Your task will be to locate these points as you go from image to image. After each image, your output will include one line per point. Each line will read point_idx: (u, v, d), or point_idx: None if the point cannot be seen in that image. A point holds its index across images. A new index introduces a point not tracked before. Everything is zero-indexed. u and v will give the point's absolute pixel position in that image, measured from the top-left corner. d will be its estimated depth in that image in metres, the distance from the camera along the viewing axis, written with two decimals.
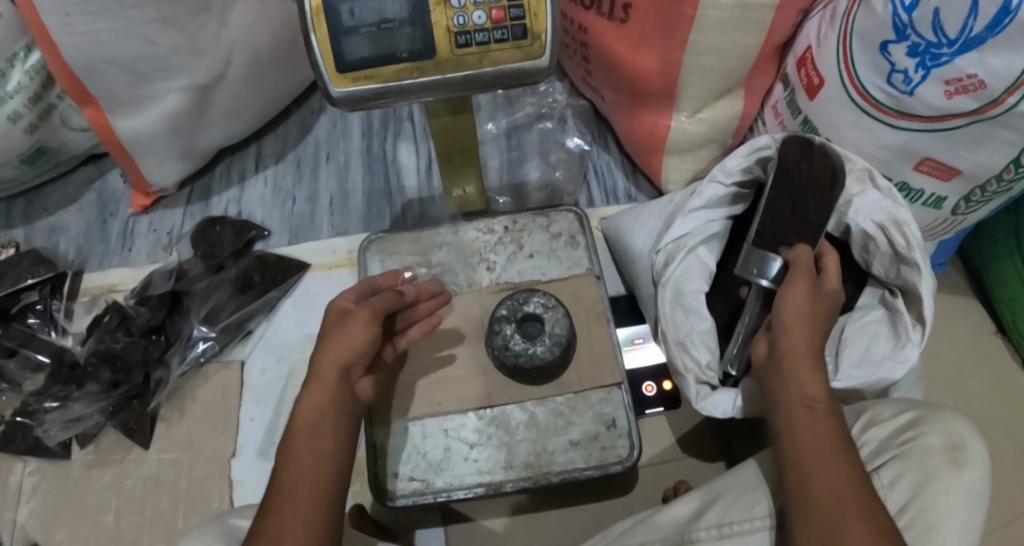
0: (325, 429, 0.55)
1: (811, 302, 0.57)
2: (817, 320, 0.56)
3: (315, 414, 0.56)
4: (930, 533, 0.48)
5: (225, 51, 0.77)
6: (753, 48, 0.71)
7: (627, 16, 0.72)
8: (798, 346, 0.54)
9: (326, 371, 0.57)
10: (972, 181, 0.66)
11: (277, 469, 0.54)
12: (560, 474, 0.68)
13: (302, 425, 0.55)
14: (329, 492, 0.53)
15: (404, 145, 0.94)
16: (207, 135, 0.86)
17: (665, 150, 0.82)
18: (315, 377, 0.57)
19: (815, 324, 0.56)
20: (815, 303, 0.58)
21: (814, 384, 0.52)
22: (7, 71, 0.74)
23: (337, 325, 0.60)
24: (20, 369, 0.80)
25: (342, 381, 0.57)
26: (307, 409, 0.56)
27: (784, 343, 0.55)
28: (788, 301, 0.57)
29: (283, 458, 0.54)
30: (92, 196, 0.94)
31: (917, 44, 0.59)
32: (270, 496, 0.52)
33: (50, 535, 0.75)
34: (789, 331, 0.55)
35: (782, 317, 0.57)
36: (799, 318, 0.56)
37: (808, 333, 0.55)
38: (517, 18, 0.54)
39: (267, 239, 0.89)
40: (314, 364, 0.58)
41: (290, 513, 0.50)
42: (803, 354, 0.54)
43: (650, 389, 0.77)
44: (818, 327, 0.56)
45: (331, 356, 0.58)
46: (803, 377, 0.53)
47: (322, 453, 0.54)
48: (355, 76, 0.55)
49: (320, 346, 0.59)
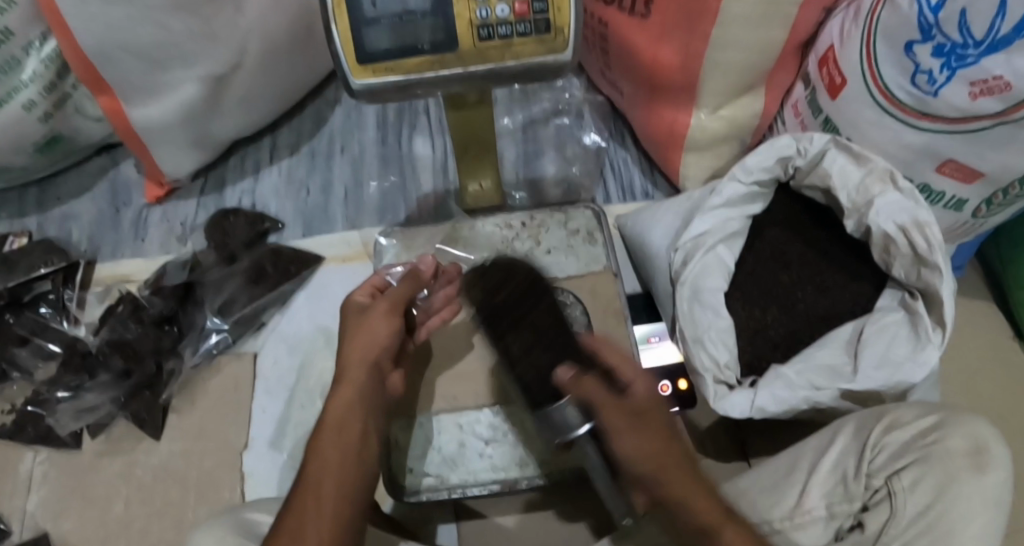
0: (353, 426, 0.56)
1: (637, 425, 0.48)
2: (659, 436, 0.49)
3: (344, 411, 0.57)
4: (948, 537, 0.49)
5: (242, 39, 0.77)
6: (775, 44, 0.71)
7: (648, 11, 0.72)
8: (669, 481, 0.48)
9: (354, 370, 0.58)
10: (994, 183, 0.66)
11: (302, 465, 0.54)
12: (575, 470, 0.67)
13: (332, 421, 0.56)
14: (354, 489, 0.53)
15: (419, 138, 0.93)
16: (221, 124, 0.86)
17: (683, 147, 0.81)
18: (346, 369, 0.59)
19: (660, 443, 0.49)
20: (643, 422, 0.49)
21: (704, 513, 0.48)
22: (22, 59, 0.74)
23: (360, 320, 0.61)
24: (31, 357, 0.79)
25: (373, 376, 0.59)
26: (337, 405, 0.57)
27: (655, 485, 0.49)
28: (623, 444, 0.48)
29: (309, 454, 0.55)
30: (105, 184, 0.93)
31: (942, 44, 0.59)
32: (295, 489, 0.53)
33: (59, 524, 0.75)
34: (648, 473, 0.48)
35: (632, 464, 0.49)
36: (646, 455, 0.48)
37: (665, 461, 0.49)
38: (540, 11, 0.53)
39: (282, 231, 0.88)
40: (340, 364, 0.59)
41: (315, 507, 0.50)
42: (681, 486, 0.48)
43: (665, 388, 0.74)
44: (658, 438, 0.49)
45: (358, 354, 0.59)
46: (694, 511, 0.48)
47: (350, 449, 0.55)
48: (376, 67, 0.54)
49: (347, 340, 0.60)
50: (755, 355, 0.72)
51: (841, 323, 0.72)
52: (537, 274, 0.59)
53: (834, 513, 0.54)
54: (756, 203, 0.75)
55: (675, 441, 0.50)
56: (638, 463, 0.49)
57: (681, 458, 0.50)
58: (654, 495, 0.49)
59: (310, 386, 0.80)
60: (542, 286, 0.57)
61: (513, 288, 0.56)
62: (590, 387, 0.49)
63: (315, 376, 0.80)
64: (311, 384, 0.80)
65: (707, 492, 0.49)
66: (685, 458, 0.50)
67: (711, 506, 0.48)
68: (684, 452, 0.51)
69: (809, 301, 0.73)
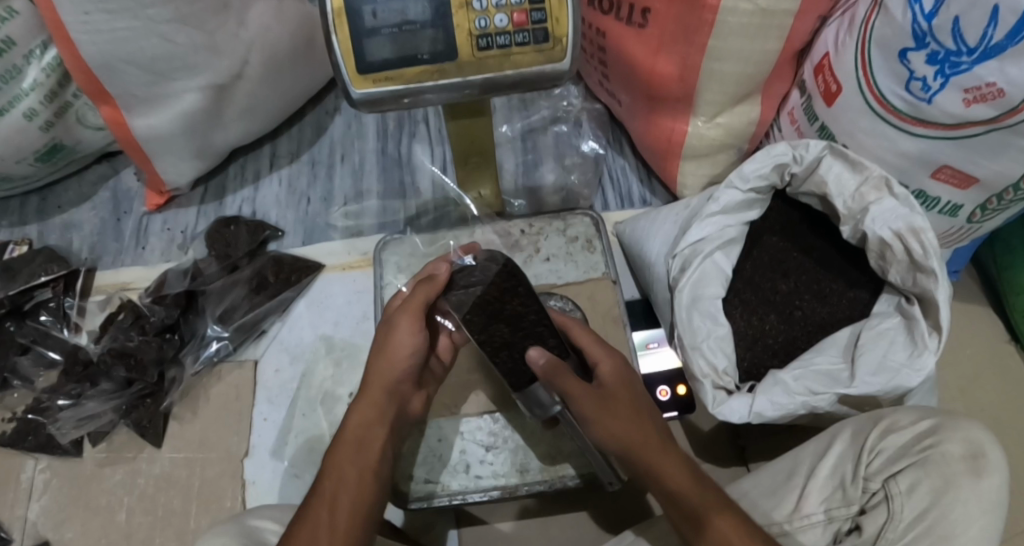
0: (372, 447, 0.57)
1: (608, 409, 0.55)
2: (631, 415, 0.55)
3: (363, 431, 0.57)
4: (949, 539, 0.50)
5: (243, 49, 0.77)
6: (772, 53, 0.71)
7: (646, 20, 0.72)
8: (645, 456, 0.54)
9: (376, 389, 0.59)
10: (989, 190, 0.66)
11: (319, 474, 0.56)
12: (576, 477, 0.68)
13: (351, 436, 0.57)
14: (367, 508, 0.54)
15: (419, 147, 0.94)
16: (223, 133, 0.86)
17: (681, 155, 0.82)
18: (369, 387, 0.59)
19: (632, 423, 0.55)
20: (612, 403, 0.55)
21: (676, 480, 0.53)
22: (23, 68, 0.74)
23: (385, 335, 0.61)
24: (33, 366, 0.81)
25: (395, 397, 0.60)
26: (355, 422, 0.58)
27: (631, 460, 0.55)
28: (596, 425, 0.55)
29: (326, 466, 0.57)
30: (105, 193, 0.94)
31: (936, 52, 0.59)
32: (309, 499, 0.55)
33: (61, 532, 0.75)
34: (623, 449, 0.55)
35: (611, 443, 0.55)
36: (619, 434, 0.54)
37: (638, 439, 0.54)
38: (539, 21, 0.54)
39: (282, 239, 0.89)
40: (365, 378, 0.60)
41: (329, 523, 0.52)
42: (656, 459, 0.54)
43: (664, 392, 0.75)
44: (634, 419, 0.55)
45: (383, 375, 0.59)
46: (671, 481, 0.53)
47: (365, 467, 0.56)
48: (376, 77, 0.55)
49: (374, 359, 0.60)
50: (754, 361, 0.72)
51: (838, 329, 0.72)
52: (522, 277, 0.63)
53: (833, 516, 0.55)
54: (753, 208, 0.75)
55: (647, 418, 0.56)
56: (613, 441, 0.55)
57: (655, 433, 0.55)
58: (635, 469, 0.55)
59: (311, 394, 0.80)
60: (517, 278, 0.63)
61: (491, 286, 0.62)
62: (564, 377, 0.54)
63: (316, 384, 0.80)
64: (312, 392, 0.80)
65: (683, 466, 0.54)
66: (660, 433, 0.56)
67: (687, 476, 0.54)
68: (660, 426, 0.56)
69: (807, 307, 0.74)
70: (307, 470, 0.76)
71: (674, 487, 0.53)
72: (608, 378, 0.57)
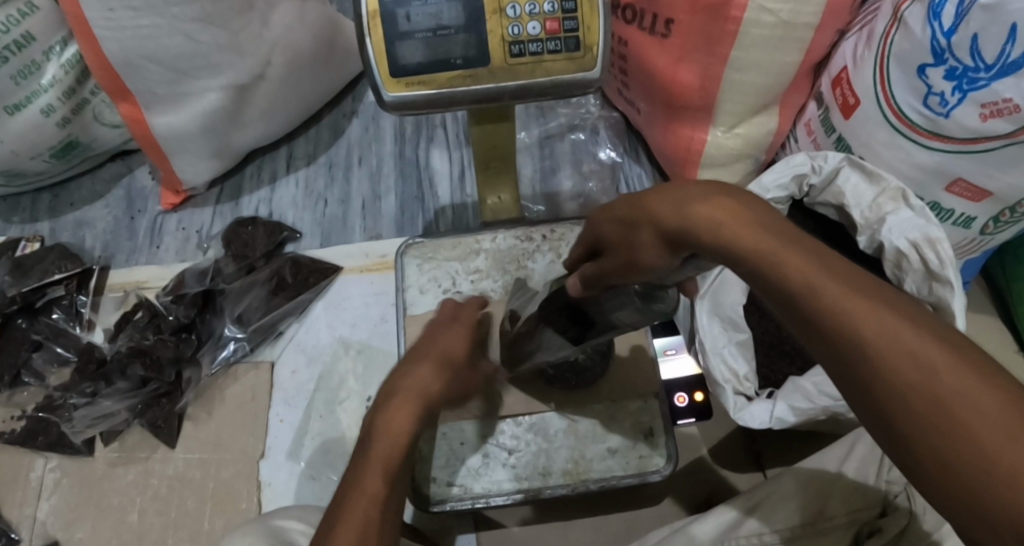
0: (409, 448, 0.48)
1: (622, 212, 0.44)
2: (636, 212, 0.42)
3: (405, 431, 0.48)
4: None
5: (266, 50, 0.78)
6: (792, 66, 0.73)
7: (668, 31, 0.72)
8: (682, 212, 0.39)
9: (421, 387, 0.50)
10: (1003, 203, 0.67)
11: (353, 475, 0.48)
12: (598, 482, 0.68)
13: (396, 432, 0.48)
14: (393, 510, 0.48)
15: (436, 151, 0.94)
16: (243, 134, 0.86)
17: (699, 163, 0.83)
18: (411, 388, 0.50)
19: (655, 203, 0.41)
20: (618, 233, 0.44)
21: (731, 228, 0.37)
22: (42, 64, 0.74)
23: (437, 345, 0.53)
24: (46, 363, 0.80)
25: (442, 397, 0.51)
26: (399, 419, 0.48)
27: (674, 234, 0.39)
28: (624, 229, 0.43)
29: (357, 468, 0.48)
30: (120, 191, 0.93)
31: (954, 68, 0.61)
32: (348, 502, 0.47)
33: (71, 532, 0.74)
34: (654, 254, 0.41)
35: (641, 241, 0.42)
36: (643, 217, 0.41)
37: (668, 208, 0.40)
38: (571, 30, 0.55)
39: (299, 240, 0.88)
40: (410, 378, 0.50)
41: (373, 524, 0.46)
42: (698, 222, 0.38)
43: (681, 399, 0.76)
44: (657, 200, 0.41)
45: (434, 376, 0.51)
46: (731, 237, 0.37)
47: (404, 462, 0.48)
48: (408, 81, 0.55)
49: (420, 367, 0.51)
50: (772, 368, 0.73)
51: None
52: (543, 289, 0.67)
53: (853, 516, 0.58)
54: None
55: (669, 190, 0.41)
56: (620, 249, 0.44)
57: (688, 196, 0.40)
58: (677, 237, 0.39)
59: (328, 396, 0.80)
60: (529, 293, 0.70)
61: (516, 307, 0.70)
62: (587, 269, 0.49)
63: (333, 386, 0.80)
64: (329, 394, 0.80)
65: (741, 214, 0.38)
66: (697, 191, 0.40)
67: (742, 219, 0.38)
68: (703, 187, 0.40)
69: None
70: (324, 472, 0.76)
71: (747, 255, 0.37)
72: (594, 235, 0.48)
